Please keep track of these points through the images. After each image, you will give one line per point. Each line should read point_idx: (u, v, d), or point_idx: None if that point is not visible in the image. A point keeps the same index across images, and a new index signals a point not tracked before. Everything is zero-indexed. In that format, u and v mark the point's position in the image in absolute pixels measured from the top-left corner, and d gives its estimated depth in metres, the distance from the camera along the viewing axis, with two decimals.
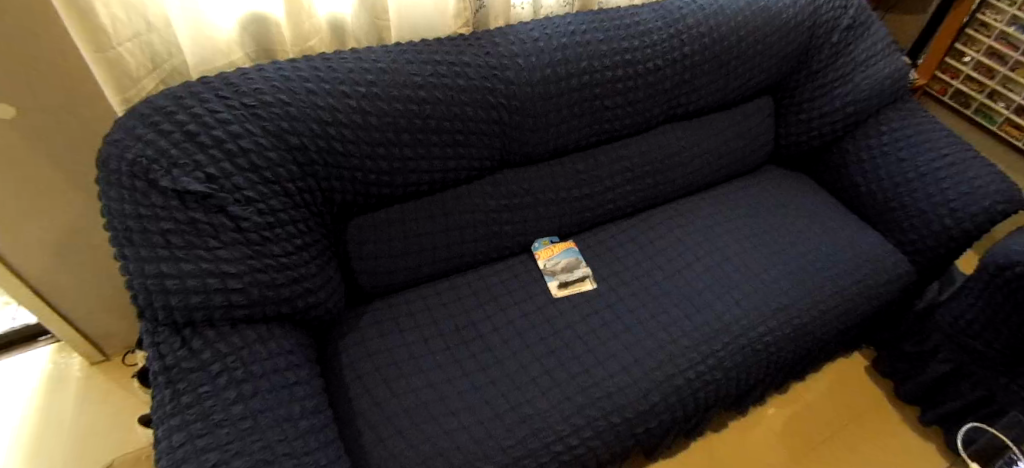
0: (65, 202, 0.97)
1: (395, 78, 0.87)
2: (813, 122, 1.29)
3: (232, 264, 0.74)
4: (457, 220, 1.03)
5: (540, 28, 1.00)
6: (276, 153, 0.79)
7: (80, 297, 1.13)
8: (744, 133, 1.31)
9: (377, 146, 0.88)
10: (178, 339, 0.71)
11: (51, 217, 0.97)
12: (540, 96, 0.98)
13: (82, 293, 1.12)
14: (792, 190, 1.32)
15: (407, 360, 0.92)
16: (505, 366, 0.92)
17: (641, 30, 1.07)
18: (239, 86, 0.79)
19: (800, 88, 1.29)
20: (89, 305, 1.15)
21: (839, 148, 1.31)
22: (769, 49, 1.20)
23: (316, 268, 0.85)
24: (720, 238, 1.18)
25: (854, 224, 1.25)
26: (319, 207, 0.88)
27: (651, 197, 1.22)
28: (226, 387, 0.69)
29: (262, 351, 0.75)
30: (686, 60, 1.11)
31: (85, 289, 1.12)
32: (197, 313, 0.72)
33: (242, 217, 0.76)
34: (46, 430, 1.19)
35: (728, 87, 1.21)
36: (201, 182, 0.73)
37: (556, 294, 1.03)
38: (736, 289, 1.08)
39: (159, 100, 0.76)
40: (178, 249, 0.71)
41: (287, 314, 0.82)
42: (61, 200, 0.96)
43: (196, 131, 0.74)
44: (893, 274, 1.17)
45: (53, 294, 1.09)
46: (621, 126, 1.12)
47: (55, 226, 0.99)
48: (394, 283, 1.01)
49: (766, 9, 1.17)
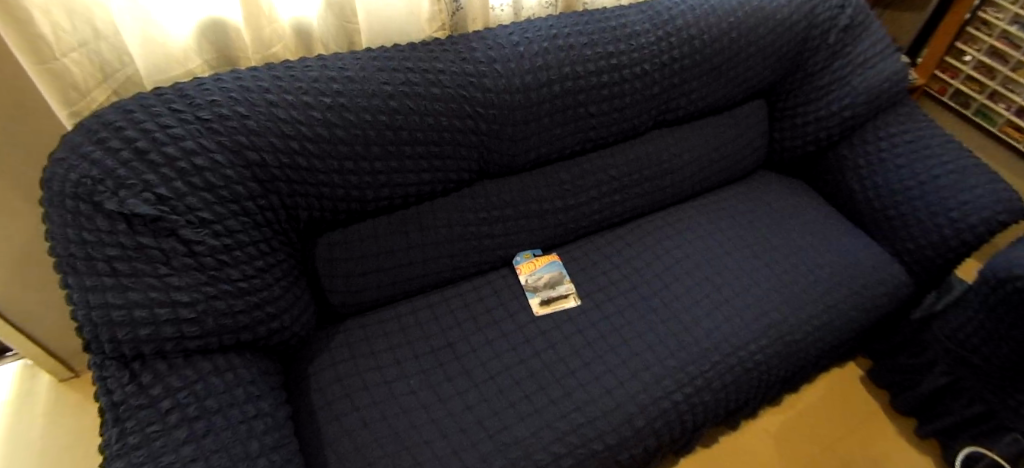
0: (20, 219, 0.92)
1: (364, 87, 0.82)
2: (809, 126, 1.24)
3: (184, 292, 0.69)
4: (433, 235, 0.98)
5: (520, 32, 0.95)
6: (234, 171, 0.74)
7: (43, 315, 1.08)
8: (737, 138, 1.26)
9: (345, 160, 0.82)
10: (126, 373, 0.66)
11: (7, 236, 0.92)
12: (520, 104, 0.93)
13: (45, 311, 1.08)
14: (785, 197, 1.27)
15: (380, 384, 0.87)
16: (482, 390, 0.88)
17: (628, 33, 1.01)
18: (194, 97, 0.73)
19: (795, 91, 1.24)
20: (54, 322, 1.11)
21: (835, 154, 1.26)
22: (763, 51, 1.14)
23: (280, 291, 0.81)
24: (711, 249, 1.13)
25: (849, 233, 1.20)
26: (283, 225, 0.83)
27: (639, 207, 1.17)
28: (177, 425, 0.65)
29: (217, 384, 0.71)
30: (675, 64, 1.06)
31: (49, 306, 1.07)
32: (147, 345, 0.67)
33: (196, 240, 0.71)
34: (9, 448, 1.14)
35: (720, 90, 1.16)
36: (151, 203, 0.68)
37: (537, 312, 0.99)
38: (727, 305, 1.03)
39: (108, 114, 0.70)
40: (126, 278, 0.67)
41: (247, 341, 0.78)
42: (15, 218, 0.91)
43: (146, 148, 0.69)
44: (888, 287, 1.13)
45: (12, 312, 1.04)
46: (607, 134, 1.07)
47: (12, 244, 0.94)
48: (368, 301, 0.97)
49: (761, 9, 1.11)
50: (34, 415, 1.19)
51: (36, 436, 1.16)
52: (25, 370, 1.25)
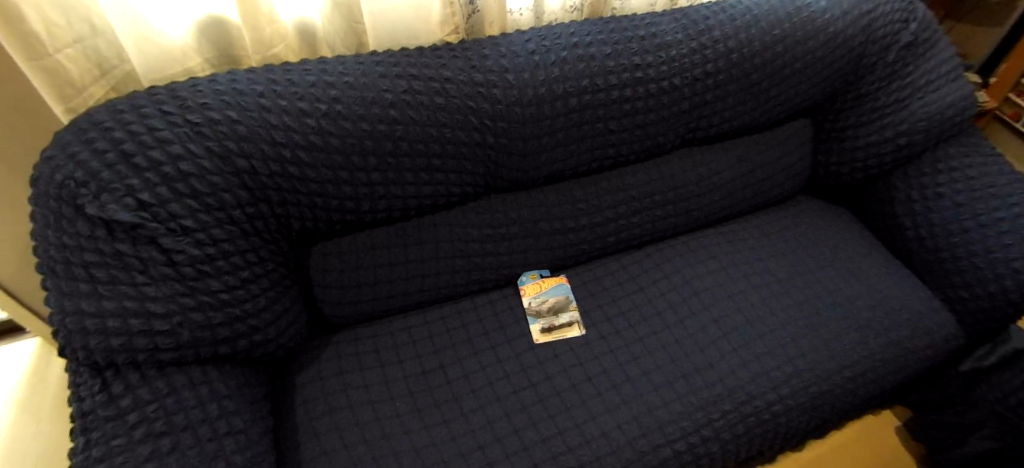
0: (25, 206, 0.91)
1: (363, 94, 0.77)
2: (858, 152, 1.13)
3: (160, 303, 0.67)
4: (433, 250, 0.93)
5: (537, 39, 0.88)
6: (221, 178, 0.71)
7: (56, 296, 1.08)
8: (776, 160, 1.15)
9: (339, 170, 0.79)
10: (98, 382, 0.65)
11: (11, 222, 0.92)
12: (531, 117, 0.87)
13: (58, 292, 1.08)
14: (825, 228, 1.16)
15: (364, 404, 0.84)
16: (470, 420, 0.83)
17: (658, 43, 0.93)
18: (185, 99, 0.70)
19: (844, 112, 1.13)
20: None
21: (886, 183, 1.14)
22: (811, 67, 1.04)
23: (266, 302, 0.78)
24: (735, 282, 1.04)
25: (894, 275, 1.09)
26: (274, 234, 0.80)
27: (660, 230, 1.09)
28: (142, 441, 0.62)
29: (189, 399, 0.68)
30: (709, 79, 0.97)
31: None
32: (119, 355, 0.65)
33: (176, 249, 0.68)
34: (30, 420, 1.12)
35: (759, 107, 1.06)
36: (132, 210, 0.65)
37: (538, 340, 0.93)
38: (745, 347, 0.95)
39: (98, 113, 0.68)
40: (102, 285, 0.65)
41: (226, 354, 0.75)
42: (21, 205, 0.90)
43: (132, 151, 0.66)
44: (933, 338, 1.02)
45: (26, 296, 1.05)
46: (628, 152, 1.00)
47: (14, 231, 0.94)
48: (362, 314, 0.93)
49: (812, 21, 1.00)
50: (46, 395, 1.16)
51: (44, 417, 1.13)
52: (42, 350, 1.23)
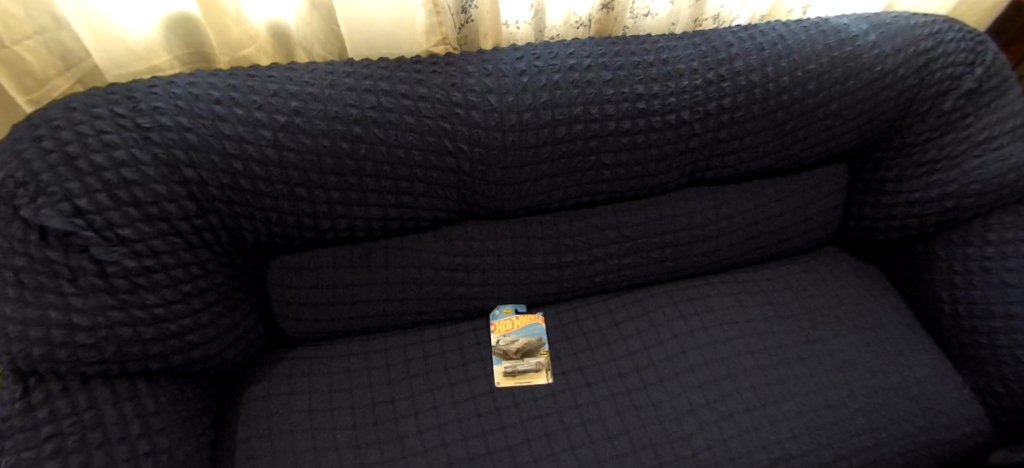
0: None
1: (327, 108, 0.72)
2: (896, 209, 0.99)
3: (86, 315, 0.64)
4: (399, 274, 0.88)
5: (529, 57, 0.80)
6: (167, 187, 0.68)
7: None
8: (800, 209, 1.03)
9: (295, 186, 0.74)
10: (19, 389, 0.62)
11: None
12: (512, 144, 0.79)
13: None
14: (847, 290, 1.04)
15: (305, 431, 0.80)
16: (409, 463, 0.79)
17: (668, 71, 0.83)
18: (139, 102, 0.67)
19: (885, 161, 0.99)
20: None
21: (926, 248, 1.00)
22: (849, 110, 0.91)
23: (209, 317, 0.75)
24: (731, 343, 0.94)
25: (917, 355, 0.96)
26: (225, 246, 0.76)
27: (655, 274, 1.00)
28: (51, 457, 0.60)
29: (110, 415, 0.65)
30: (725, 114, 0.86)
31: None
32: (41, 364, 0.62)
33: (109, 260, 0.65)
34: None
35: (781, 150, 0.94)
36: (66, 216, 0.62)
37: (499, 384, 0.88)
38: (728, 420, 0.86)
39: (52, 110, 0.65)
40: (28, 292, 0.62)
41: (159, 369, 0.72)
42: None
43: (76, 154, 0.63)
44: (954, 435, 0.89)
45: None
46: (624, 188, 0.91)
47: None
48: (321, 332, 0.89)
49: (856, 56, 0.87)
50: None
51: None
52: None
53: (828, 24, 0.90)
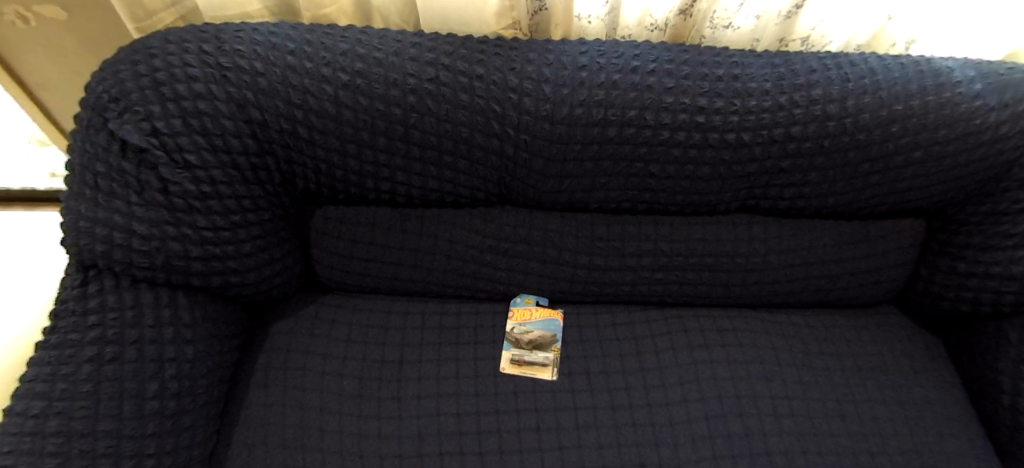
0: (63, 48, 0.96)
1: (387, 74, 0.74)
2: (970, 280, 0.89)
3: (144, 224, 0.71)
4: (430, 244, 0.90)
5: (593, 53, 0.79)
6: (233, 123, 0.73)
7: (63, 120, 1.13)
8: (861, 258, 0.95)
9: (347, 142, 0.78)
10: (80, 277, 0.71)
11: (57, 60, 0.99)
12: (559, 137, 0.78)
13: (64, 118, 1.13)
14: (892, 355, 0.96)
15: (316, 372, 0.86)
16: (402, 425, 0.82)
17: (736, 88, 0.78)
18: (224, 42, 0.73)
19: (971, 225, 0.89)
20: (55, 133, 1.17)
21: (997, 328, 0.90)
22: (933, 161, 0.83)
23: (252, 249, 0.81)
24: (752, 382, 0.90)
25: (957, 440, 0.88)
26: (276, 187, 0.82)
27: (687, 295, 0.97)
28: (91, 343, 0.68)
29: (148, 317, 0.73)
30: (791, 143, 0.81)
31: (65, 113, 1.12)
32: (101, 261, 0.70)
33: (172, 180, 0.72)
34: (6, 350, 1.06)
35: (850, 192, 0.87)
36: (144, 133, 0.69)
37: (505, 370, 0.89)
38: (729, 459, 0.82)
39: (151, 39, 0.72)
40: (101, 195, 0.69)
41: (199, 286, 0.79)
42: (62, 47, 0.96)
43: (162, 81, 0.69)
44: None
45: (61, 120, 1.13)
46: (669, 201, 0.89)
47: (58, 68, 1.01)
48: (351, 284, 0.94)
49: (954, 104, 0.79)
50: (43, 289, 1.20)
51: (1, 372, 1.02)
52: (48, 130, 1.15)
53: (930, 64, 0.81)
